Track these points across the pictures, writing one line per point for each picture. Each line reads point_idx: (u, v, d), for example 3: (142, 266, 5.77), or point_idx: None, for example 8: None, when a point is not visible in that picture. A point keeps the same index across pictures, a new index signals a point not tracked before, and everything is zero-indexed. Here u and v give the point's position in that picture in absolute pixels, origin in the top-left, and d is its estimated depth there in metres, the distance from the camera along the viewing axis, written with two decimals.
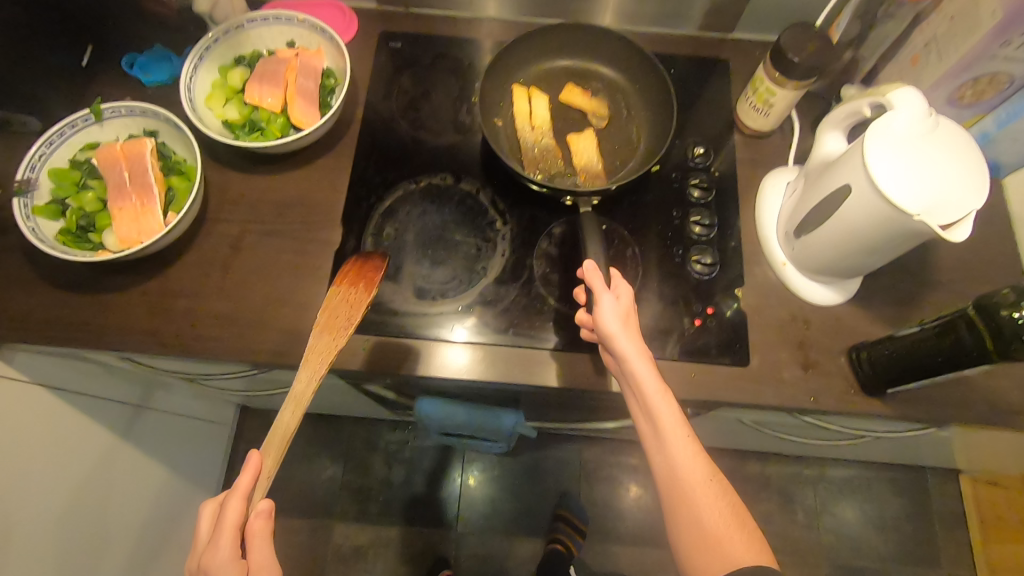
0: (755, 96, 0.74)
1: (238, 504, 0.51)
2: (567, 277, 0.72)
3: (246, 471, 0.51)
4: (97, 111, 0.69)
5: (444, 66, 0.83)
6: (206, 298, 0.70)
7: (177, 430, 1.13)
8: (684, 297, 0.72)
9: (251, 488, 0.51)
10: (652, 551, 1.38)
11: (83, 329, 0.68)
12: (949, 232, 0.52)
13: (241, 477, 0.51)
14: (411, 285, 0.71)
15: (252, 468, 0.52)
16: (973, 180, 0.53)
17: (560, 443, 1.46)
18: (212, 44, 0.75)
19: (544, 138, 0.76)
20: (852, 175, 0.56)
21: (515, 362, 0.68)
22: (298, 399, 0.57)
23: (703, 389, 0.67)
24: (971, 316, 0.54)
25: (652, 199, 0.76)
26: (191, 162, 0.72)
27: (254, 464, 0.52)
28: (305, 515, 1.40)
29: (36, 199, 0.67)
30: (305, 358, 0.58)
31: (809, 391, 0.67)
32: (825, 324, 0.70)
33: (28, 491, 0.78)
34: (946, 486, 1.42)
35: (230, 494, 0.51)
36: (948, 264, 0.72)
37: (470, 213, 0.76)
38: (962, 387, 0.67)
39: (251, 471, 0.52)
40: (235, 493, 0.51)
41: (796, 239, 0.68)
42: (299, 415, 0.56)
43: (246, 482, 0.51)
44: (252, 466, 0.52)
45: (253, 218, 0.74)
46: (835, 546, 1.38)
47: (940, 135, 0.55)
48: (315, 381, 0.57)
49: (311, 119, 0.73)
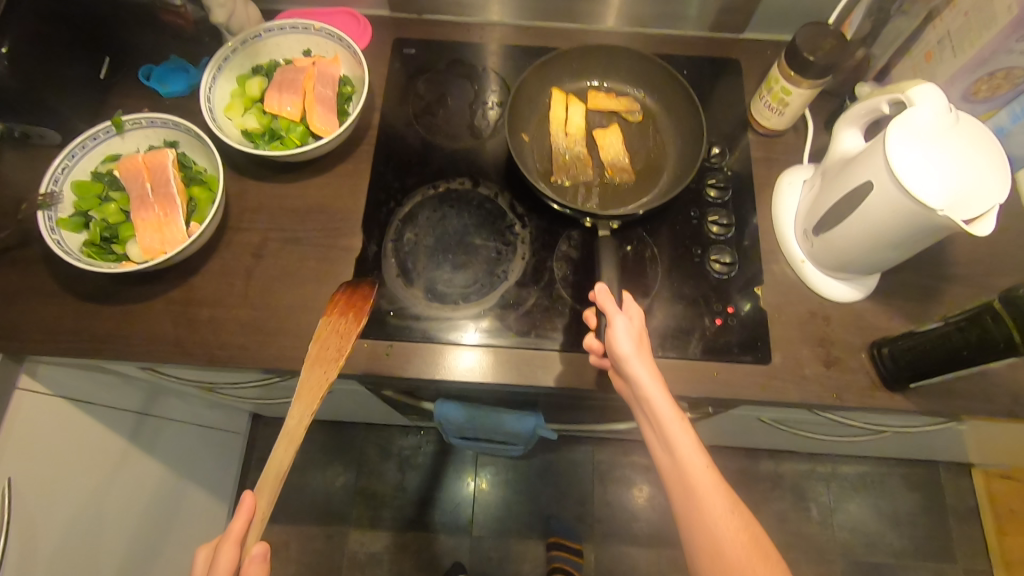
0: (770, 95, 0.74)
1: (230, 549, 0.51)
2: (587, 278, 0.72)
3: (239, 514, 0.52)
4: (118, 123, 0.70)
5: (458, 72, 0.84)
6: (229, 307, 0.70)
7: (194, 439, 1.13)
8: (704, 296, 0.72)
9: (244, 532, 0.52)
10: (667, 551, 1.38)
11: (108, 340, 0.68)
12: (973, 227, 0.53)
13: (234, 521, 0.52)
14: (433, 290, 0.71)
15: (245, 510, 0.52)
16: (994, 175, 0.54)
17: (572, 445, 1.46)
18: (230, 54, 0.76)
19: (574, 140, 0.78)
20: (874, 172, 0.57)
21: (539, 365, 0.68)
22: (292, 436, 0.58)
23: (726, 387, 0.68)
24: (997, 309, 0.54)
25: (669, 199, 0.77)
26: (212, 171, 0.72)
27: (248, 505, 0.53)
28: (319, 522, 1.39)
29: (59, 212, 0.68)
30: (298, 395, 0.59)
31: (832, 387, 0.68)
32: (845, 319, 0.70)
33: (47, 503, 0.78)
34: (959, 480, 1.43)
35: (223, 539, 0.52)
36: (966, 258, 0.73)
37: (489, 217, 0.76)
38: (983, 380, 0.67)
39: (244, 513, 0.52)
40: (228, 537, 0.51)
41: (816, 237, 0.68)
42: (293, 451, 0.57)
43: (240, 525, 0.52)
44: (245, 507, 0.53)
45: (273, 226, 0.74)
46: (849, 542, 1.39)
47: (960, 131, 0.55)
48: (309, 415, 0.58)
49: (330, 126, 0.74)
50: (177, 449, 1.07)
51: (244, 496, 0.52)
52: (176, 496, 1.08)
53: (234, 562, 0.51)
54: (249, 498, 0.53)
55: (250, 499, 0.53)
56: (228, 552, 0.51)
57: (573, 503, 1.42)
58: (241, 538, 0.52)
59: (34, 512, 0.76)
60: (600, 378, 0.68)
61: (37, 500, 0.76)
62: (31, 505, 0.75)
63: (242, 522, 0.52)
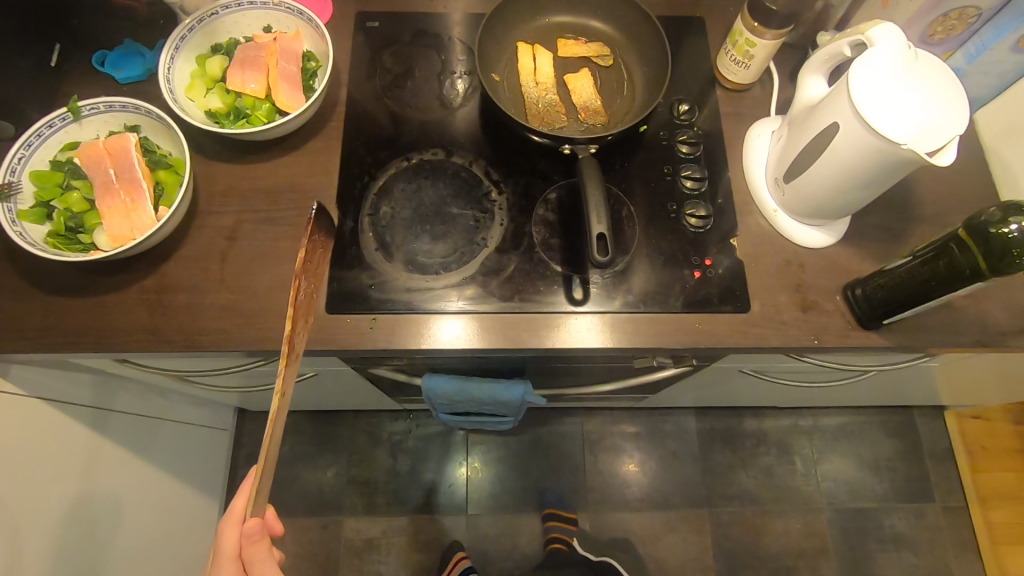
0: (734, 49, 0.75)
1: (233, 529, 0.59)
2: (566, 241, 0.73)
3: (238, 498, 0.60)
4: (75, 109, 0.68)
5: (424, 43, 0.83)
6: (207, 291, 0.69)
7: (181, 437, 1.11)
8: (682, 251, 0.73)
9: (242, 513, 0.60)
10: (660, 513, 1.41)
11: (82, 333, 0.67)
12: (936, 158, 0.55)
13: (235, 503, 0.60)
14: (412, 260, 0.71)
15: (245, 494, 0.61)
16: (952, 108, 0.56)
17: (561, 418, 1.48)
18: (188, 33, 0.73)
19: (545, 89, 0.79)
20: (839, 114, 0.58)
21: (523, 328, 0.69)
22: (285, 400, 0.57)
23: (707, 337, 0.69)
24: (962, 238, 0.56)
25: (641, 158, 0.78)
26: (177, 154, 0.71)
27: (247, 489, 0.61)
28: (313, 513, 1.39)
29: (20, 204, 0.65)
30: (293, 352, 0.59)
31: (810, 331, 0.69)
32: (818, 265, 0.72)
33: (31, 506, 0.76)
34: (934, 424, 1.48)
35: (224, 522, 0.59)
36: (931, 199, 0.75)
37: (465, 185, 0.76)
38: (952, 314, 0.70)
39: (243, 497, 0.61)
40: (230, 520, 0.59)
41: (787, 185, 0.70)
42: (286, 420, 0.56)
43: (241, 508, 0.60)
44: (245, 491, 0.61)
45: (245, 208, 0.73)
46: (833, 491, 1.43)
47: (918, 68, 0.57)
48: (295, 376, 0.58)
49: (297, 103, 0.73)
50: (163, 448, 1.05)
51: (243, 482, 0.61)
52: (166, 496, 1.07)
53: (237, 543, 0.59)
54: (248, 483, 0.61)
55: (249, 484, 0.61)
56: (231, 532, 0.59)
57: (566, 475, 1.44)
58: (241, 518, 0.60)
59: (19, 516, 0.74)
60: (586, 335, 0.69)
61: (20, 504, 0.74)
62: (14, 509, 0.73)
63: (241, 505, 0.60)
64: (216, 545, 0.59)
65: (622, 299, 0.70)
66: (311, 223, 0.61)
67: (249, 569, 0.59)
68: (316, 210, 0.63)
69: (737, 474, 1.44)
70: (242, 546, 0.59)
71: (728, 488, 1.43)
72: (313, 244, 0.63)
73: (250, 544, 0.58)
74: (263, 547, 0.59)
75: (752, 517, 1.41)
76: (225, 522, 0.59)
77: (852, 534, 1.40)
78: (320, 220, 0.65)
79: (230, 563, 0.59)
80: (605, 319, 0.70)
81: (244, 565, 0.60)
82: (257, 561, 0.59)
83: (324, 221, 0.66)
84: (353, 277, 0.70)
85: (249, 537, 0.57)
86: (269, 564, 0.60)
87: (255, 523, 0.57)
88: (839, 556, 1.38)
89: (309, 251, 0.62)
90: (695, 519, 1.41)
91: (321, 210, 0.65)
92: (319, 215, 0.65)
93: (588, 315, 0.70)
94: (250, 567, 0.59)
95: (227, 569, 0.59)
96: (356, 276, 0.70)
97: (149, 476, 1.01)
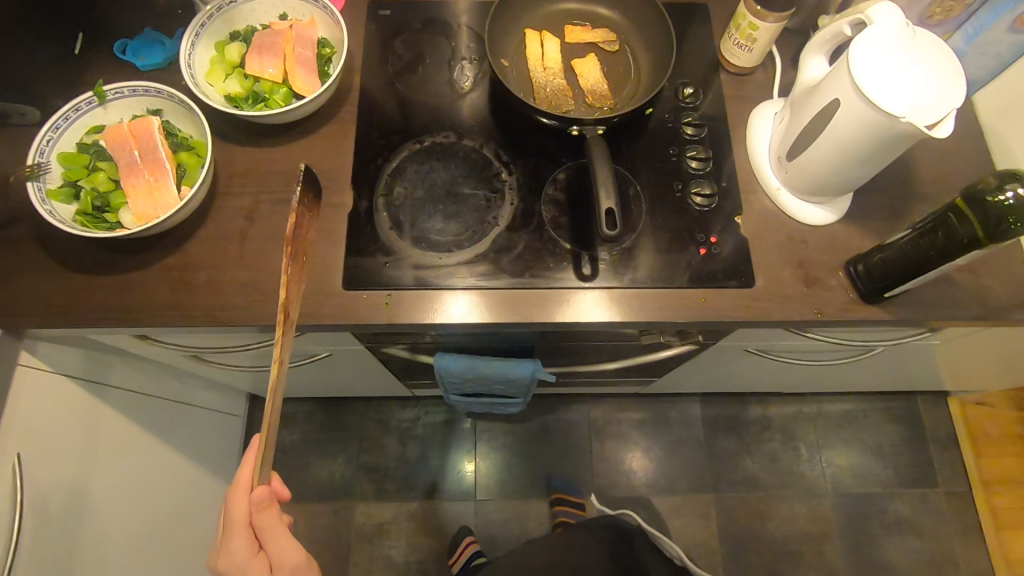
0: (738, 33, 0.78)
1: (242, 498, 0.62)
2: (574, 219, 0.75)
3: (245, 468, 0.63)
4: (100, 93, 0.70)
5: (434, 30, 0.86)
6: (228, 270, 0.71)
7: (195, 420, 1.13)
8: (688, 229, 0.75)
9: (249, 483, 0.63)
10: (666, 498, 1.43)
11: (108, 309, 0.69)
12: (934, 131, 0.57)
13: (241, 474, 0.63)
14: (426, 237, 0.74)
15: (251, 465, 0.64)
16: (952, 81, 0.58)
17: (568, 405, 1.50)
18: (207, 20, 0.75)
19: (554, 75, 0.81)
20: (841, 90, 0.60)
21: (532, 301, 0.71)
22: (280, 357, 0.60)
23: (713, 311, 0.71)
24: (960, 208, 0.58)
25: (647, 138, 0.80)
26: (198, 136, 0.73)
27: (251, 461, 0.64)
28: (324, 499, 1.41)
29: (48, 183, 0.68)
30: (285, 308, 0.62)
31: (813, 305, 0.71)
32: (821, 242, 0.74)
33: (57, 482, 0.79)
34: (937, 410, 1.50)
35: (233, 493, 0.62)
36: (930, 178, 0.77)
37: (477, 165, 0.78)
38: (951, 288, 0.72)
39: (249, 468, 0.63)
40: (238, 491, 0.62)
41: (790, 163, 0.72)
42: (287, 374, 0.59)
43: (247, 478, 0.63)
44: (251, 462, 0.64)
45: (263, 189, 0.75)
46: (837, 476, 1.45)
47: (918, 44, 0.59)
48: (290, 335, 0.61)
49: (313, 86, 0.75)
50: (179, 430, 1.07)
51: (248, 454, 0.64)
52: (183, 478, 1.09)
53: (246, 511, 0.62)
54: (252, 455, 0.64)
55: (253, 455, 0.64)
56: (239, 501, 0.62)
57: (573, 460, 1.46)
58: (249, 487, 0.62)
59: (47, 492, 0.77)
60: (594, 311, 0.71)
61: (46, 481, 0.77)
62: (42, 485, 0.76)
63: (247, 476, 0.63)
64: (228, 514, 0.62)
65: (629, 275, 0.72)
66: (299, 183, 0.65)
67: (262, 536, 0.62)
68: (304, 171, 0.67)
69: (742, 460, 1.46)
70: (252, 514, 0.61)
71: (732, 474, 1.45)
72: (303, 203, 0.67)
73: (260, 510, 0.61)
74: (273, 514, 0.62)
75: (757, 502, 1.43)
76: (233, 492, 0.62)
77: (855, 518, 1.42)
78: (309, 181, 0.69)
79: (241, 530, 0.62)
80: (614, 293, 0.72)
81: (256, 534, 0.62)
82: (269, 528, 0.62)
83: (314, 183, 0.70)
84: (368, 255, 0.72)
85: (257, 504, 0.61)
86: (280, 530, 0.63)
87: (263, 490, 0.60)
88: (843, 540, 1.40)
89: (300, 210, 0.66)
90: (701, 503, 1.43)
91: (310, 172, 0.69)
92: (308, 176, 0.69)
93: (594, 291, 0.72)
94: (262, 534, 0.62)
95: (239, 535, 0.61)
96: (371, 253, 0.72)
97: (166, 457, 1.03)
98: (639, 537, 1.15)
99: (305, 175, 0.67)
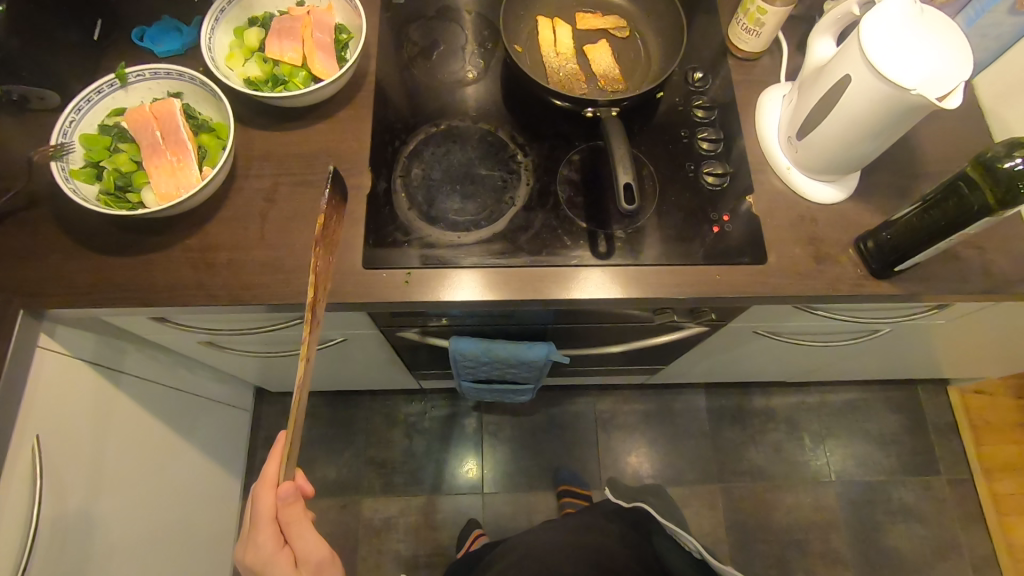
0: (746, 18, 0.80)
1: (269, 493, 0.61)
2: (590, 199, 0.76)
3: (270, 462, 0.62)
4: (122, 75, 0.71)
5: (448, 18, 0.87)
6: (249, 250, 0.72)
7: (206, 412, 1.13)
8: (701, 208, 0.77)
9: (276, 477, 0.62)
10: (673, 489, 1.43)
11: (129, 289, 0.70)
12: (944, 102, 0.58)
13: (268, 467, 0.62)
14: (445, 217, 0.75)
15: (277, 459, 0.62)
16: (956, 58, 0.60)
17: (575, 398, 1.51)
18: (226, 6, 0.77)
19: (567, 61, 0.82)
20: (851, 66, 0.62)
21: (550, 278, 0.72)
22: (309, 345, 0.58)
23: (727, 287, 0.72)
24: (970, 177, 0.60)
25: (659, 121, 0.81)
26: (218, 119, 0.74)
27: (277, 454, 0.62)
28: (331, 493, 1.41)
29: (70, 164, 0.69)
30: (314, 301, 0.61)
31: (825, 280, 0.73)
32: (831, 219, 0.75)
33: (74, 466, 0.79)
34: (938, 399, 1.51)
35: (259, 488, 0.61)
36: (935, 157, 0.78)
37: (493, 148, 0.79)
38: (958, 263, 0.73)
39: (275, 461, 0.62)
40: (265, 485, 0.61)
41: (799, 142, 0.74)
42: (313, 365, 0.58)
43: (274, 472, 0.62)
44: (276, 456, 0.62)
45: (282, 171, 0.76)
46: (841, 465, 1.46)
47: (922, 23, 0.62)
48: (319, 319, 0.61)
49: (331, 70, 0.77)
50: (191, 421, 1.07)
51: (273, 447, 0.62)
52: (194, 471, 1.09)
53: (273, 506, 0.61)
54: (278, 448, 0.62)
55: (279, 449, 0.62)
56: (266, 496, 0.60)
57: (579, 453, 1.46)
58: (276, 482, 0.61)
59: (63, 475, 0.78)
60: (594, 292, 0.72)
61: (63, 464, 0.77)
62: (60, 468, 0.77)
63: (274, 469, 0.62)
64: (254, 509, 0.61)
65: (645, 252, 0.74)
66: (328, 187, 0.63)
67: (287, 531, 0.62)
68: (333, 174, 0.66)
69: (747, 450, 1.47)
70: (279, 508, 0.61)
71: (738, 464, 1.46)
72: (331, 207, 0.65)
73: (286, 505, 0.60)
74: (299, 509, 0.61)
75: (763, 492, 1.44)
76: (261, 487, 0.61)
77: (860, 506, 1.43)
78: (336, 184, 0.67)
79: (268, 525, 0.61)
80: (630, 270, 0.73)
81: (282, 529, 0.62)
82: (295, 522, 0.62)
83: (339, 188, 0.69)
84: (387, 234, 0.73)
85: (285, 500, 0.60)
86: (306, 525, 0.62)
87: (288, 486, 0.59)
88: (849, 528, 1.41)
89: (328, 216, 0.64)
90: (707, 493, 1.43)
91: (338, 176, 0.68)
92: (336, 180, 0.67)
93: (598, 269, 0.73)
94: (288, 528, 0.62)
95: (266, 529, 0.60)
96: (391, 233, 0.73)
97: (178, 448, 1.03)
98: (656, 529, 1.14)
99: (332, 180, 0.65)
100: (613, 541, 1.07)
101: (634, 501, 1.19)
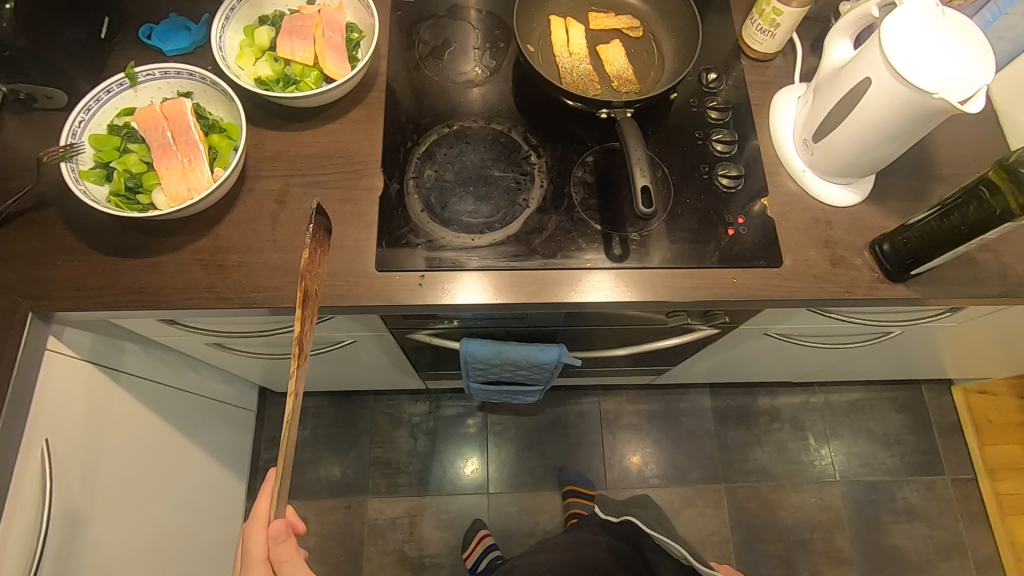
0: (761, 19, 0.79)
1: (260, 532, 0.59)
2: (604, 202, 0.76)
3: (263, 499, 0.61)
4: (132, 75, 0.70)
5: (457, 16, 0.86)
6: (260, 252, 0.71)
7: (211, 412, 1.12)
8: (715, 210, 0.76)
9: (267, 514, 0.61)
10: (678, 488, 1.44)
11: (137, 293, 0.69)
12: (966, 105, 0.58)
13: (259, 505, 0.61)
14: (458, 219, 0.74)
15: (268, 495, 0.61)
16: (978, 62, 0.60)
17: (580, 397, 1.50)
18: (236, 5, 0.76)
19: (581, 61, 0.82)
20: (872, 69, 0.61)
21: (563, 281, 0.71)
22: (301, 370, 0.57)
23: (741, 291, 0.72)
24: (994, 180, 0.60)
25: (673, 122, 0.81)
26: (229, 119, 0.73)
27: (269, 491, 0.61)
28: (336, 494, 1.40)
29: (80, 164, 0.68)
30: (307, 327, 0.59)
31: (841, 283, 0.72)
32: (846, 222, 0.75)
33: (81, 471, 0.79)
34: (941, 399, 1.52)
35: (249, 530, 0.60)
36: (950, 160, 0.78)
37: (505, 149, 0.79)
38: (974, 266, 0.73)
39: (266, 498, 0.61)
40: (256, 526, 0.60)
41: (815, 144, 0.73)
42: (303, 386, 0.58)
43: (265, 510, 0.61)
44: (268, 492, 0.62)
45: (294, 172, 0.75)
46: (845, 464, 1.46)
47: (941, 26, 0.62)
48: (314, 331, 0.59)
49: (343, 69, 0.76)
50: (196, 423, 1.07)
51: (264, 483, 0.61)
52: (199, 473, 1.09)
53: (265, 545, 0.60)
54: (269, 484, 0.61)
55: (270, 486, 0.61)
56: (257, 538, 0.59)
57: (585, 453, 1.46)
58: (266, 521, 0.60)
59: (72, 479, 0.77)
60: (604, 293, 0.71)
61: (71, 469, 0.77)
62: (69, 473, 0.77)
63: (265, 507, 0.61)
64: (244, 549, 0.60)
65: (658, 255, 0.73)
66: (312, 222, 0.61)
67: (279, 570, 0.61)
68: (315, 210, 0.63)
69: (752, 450, 1.47)
70: (270, 547, 0.60)
71: (743, 464, 1.46)
72: (316, 239, 0.63)
73: (277, 545, 0.60)
74: (290, 546, 0.61)
75: (768, 491, 1.44)
76: (251, 526, 0.59)
77: (864, 506, 1.43)
78: (320, 219, 0.65)
79: (259, 564, 0.60)
80: (643, 273, 0.72)
81: (273, 567, 0.61)
82: (287, 561, 0.61)
83: (322, 221, 0.65)
84: (400, 236, 0.72)
85: (275, 538, 0.59)
86: (298, 563, 0.62)
87: (280, 523, 0.59)
88: (853, 528, 1.41)
89: (313, 246, 0.62)
90: (712, 493, 1.43)
91: (321, 209, 0.66)
92: (319, 213, 0.65)
93: (611, 272, 0.72)
94: (279, 567, 0.61)
95: (256, 571, 0.59)
96: (404, 235, 0.72)
97: (183, 448, 1.03)
98: (646, 544, 1.05)
99: (316, 216, 0.64)
100: (603, 559, 1.10)
101: (623, 515, 1.09)
